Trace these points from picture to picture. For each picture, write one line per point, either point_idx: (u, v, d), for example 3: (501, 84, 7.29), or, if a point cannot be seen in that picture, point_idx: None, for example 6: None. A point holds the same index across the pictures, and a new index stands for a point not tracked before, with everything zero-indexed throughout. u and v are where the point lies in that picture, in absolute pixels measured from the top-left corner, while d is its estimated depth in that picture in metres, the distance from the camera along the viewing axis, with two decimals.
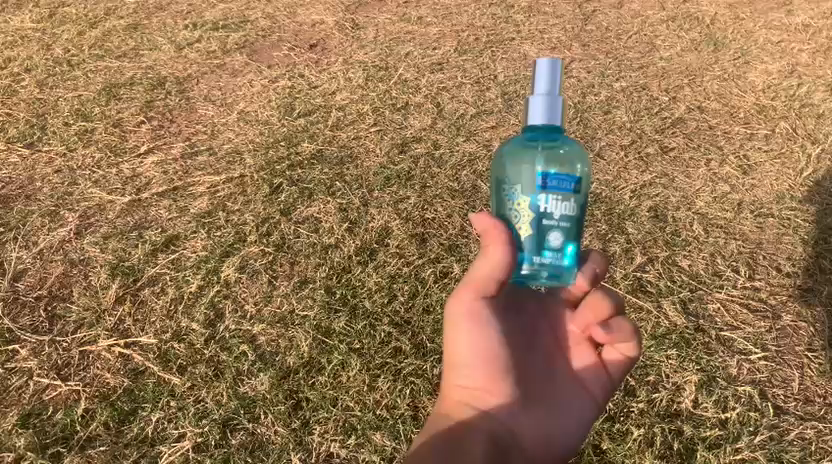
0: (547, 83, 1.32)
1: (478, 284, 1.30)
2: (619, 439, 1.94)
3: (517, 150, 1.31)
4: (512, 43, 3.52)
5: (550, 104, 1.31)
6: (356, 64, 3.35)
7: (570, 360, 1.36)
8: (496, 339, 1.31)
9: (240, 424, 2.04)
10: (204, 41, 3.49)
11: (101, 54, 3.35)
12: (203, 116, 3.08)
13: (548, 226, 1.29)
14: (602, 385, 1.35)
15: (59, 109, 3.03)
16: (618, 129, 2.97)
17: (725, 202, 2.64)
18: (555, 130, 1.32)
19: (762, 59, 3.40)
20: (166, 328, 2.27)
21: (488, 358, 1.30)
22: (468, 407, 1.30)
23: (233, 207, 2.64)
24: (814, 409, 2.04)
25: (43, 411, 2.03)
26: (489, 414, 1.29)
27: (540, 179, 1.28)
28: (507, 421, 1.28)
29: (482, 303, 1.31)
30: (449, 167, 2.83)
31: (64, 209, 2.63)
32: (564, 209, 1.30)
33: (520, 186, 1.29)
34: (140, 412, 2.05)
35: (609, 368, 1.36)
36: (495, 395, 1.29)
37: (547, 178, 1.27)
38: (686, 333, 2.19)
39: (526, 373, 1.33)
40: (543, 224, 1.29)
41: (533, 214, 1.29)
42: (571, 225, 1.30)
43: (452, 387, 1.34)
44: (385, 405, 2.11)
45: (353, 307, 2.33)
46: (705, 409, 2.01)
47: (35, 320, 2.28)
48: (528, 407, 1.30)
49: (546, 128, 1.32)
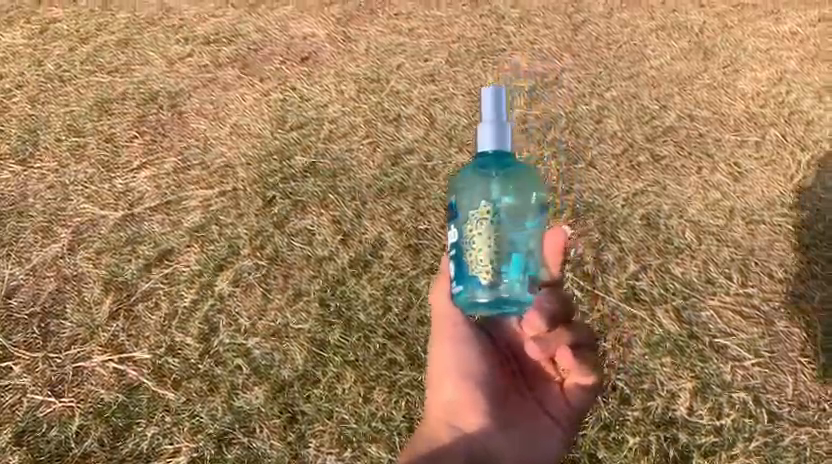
0: (493, 111, 1.66)
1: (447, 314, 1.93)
2: (615, 447, 2.14)
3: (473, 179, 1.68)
4: (503, 54, 3.27)
5: (496, 132, 1.65)
6: (347, 77, 3.16)
7: (537, 389, 1.87)
8: (471, 362, 1.89)
9: (235, 438, 2.20)
10: (196, 55, 3.16)
11: (93, 69, 3.10)
12: (196, 130, 2.97)
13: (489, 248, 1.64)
14: (559, 408, 1.86)
15: (52, 124, 2.96)
16: (610, 138, 3.06)
17: (717, 209, 2.53)
18: (504, 155, 1.66)
19: (751, 67, 3.30)
20: (161, 342, 2.32)
21: (464, 384, 1.88)
22: (452, 427, 1.87)
23: (225, 221, 2.73)
24: (809, 415, 2.20)
25: (37, 428, 2.20)
26: (464, 427, 1.85)
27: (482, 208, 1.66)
28: (480, 438, 1.85)
29: (460, 336, 1.91)
30: (442, 179, 2.89)
31: (58, 225, 2.69)
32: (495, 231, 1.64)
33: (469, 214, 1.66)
34: (136, 427, 2.21)
35: (565, 396, 1.86)
36: (469, 413, 1.86)
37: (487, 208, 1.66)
38: (680, 339, 2.28)
39: (496, 396, 1.87)
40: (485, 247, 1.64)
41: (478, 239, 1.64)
42: (506, 248, 1.65)
43: (441, 403, 1.94)
44: (380, 417, 2.25)
45: (348, 320, 2.36)
46: (701, 416, 2.17)
47: (29, 336, 2.33)
48: (496, 424, 1.85)
49: (496, 154, 1.65)
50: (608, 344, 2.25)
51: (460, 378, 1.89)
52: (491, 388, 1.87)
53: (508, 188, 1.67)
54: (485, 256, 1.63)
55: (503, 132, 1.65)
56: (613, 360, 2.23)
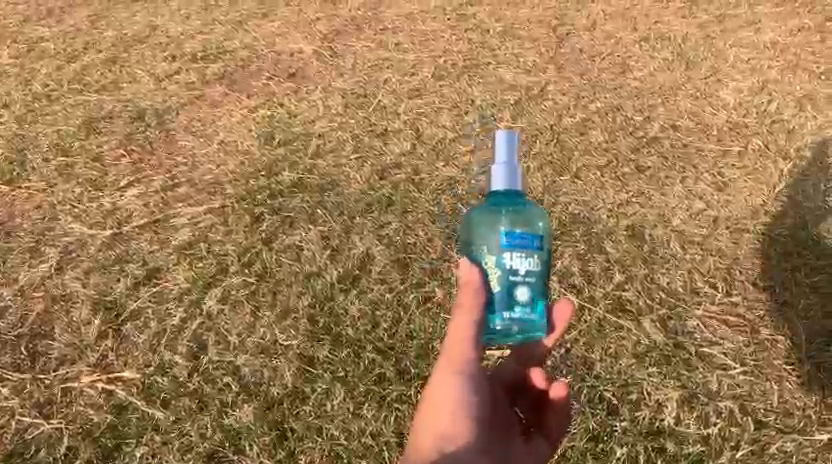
0: (504, 154, 1.59)
1: (464, 332, 1.51)
2: (604, 458, 2.03)
3: (488, 215, 1.53)
4: (487, 67, 3.53)
5: (509, 173, 1.57)
6: (335, 92, 3.37)
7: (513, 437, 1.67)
8: (473, 394, 1.56)
9: (226, 456, 2.10)
10: (183, 72, 3.51)
11: (80, 88, 3.39)
12: (184, 147, 3.11)
13: (516, 282, 1.50)
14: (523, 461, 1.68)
15: (39, 144, 3.07)
16: (595, 150, 3.03)
17: (701, 219, 2.68)
18: (514, 193, 1.57)
19: (733, 78, 3.47)
20: (150, 362, 2.28)
21: (462, 414, 1.54)
22: (437, 450, 1.50)
23: (215, 238, 2.65)
24: (794, 422, 2.09)
25: (26, 450, 2.10)
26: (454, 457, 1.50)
27: (505, 240, 1.50)
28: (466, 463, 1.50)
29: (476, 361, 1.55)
30: (429, 191, 2.85)
31: (45, 244, 2.65)
32: (546, 267, 1.54)
33: (490, 249, 1.51)
34: (125, 447, 2.09)
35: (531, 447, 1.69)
36: (459, 442, 1.52)
37: (512, 239, 1.50)
38: (666, 350, 2.22)
39: (486, 432, 1.58)
40: (511, 280, 1.50)
41: (503, 272, 1.49)
42: (538, 282, 1.52)
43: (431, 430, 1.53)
44: (370, 432, 2.15)
45: (337, 335, 2.34)
46: (687, 425, 2.07)
47: (17, 358, 2.31)
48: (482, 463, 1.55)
49: (506, 193, 1.57)
50: (595, 356, 2.20)
51: (456, 394, 1.54)
52: (483, 421, 1.58)
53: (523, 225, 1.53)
54: (525, 290, 1.50)
55: (513, 175, 1.58)
56: (598, 371, 2.17)
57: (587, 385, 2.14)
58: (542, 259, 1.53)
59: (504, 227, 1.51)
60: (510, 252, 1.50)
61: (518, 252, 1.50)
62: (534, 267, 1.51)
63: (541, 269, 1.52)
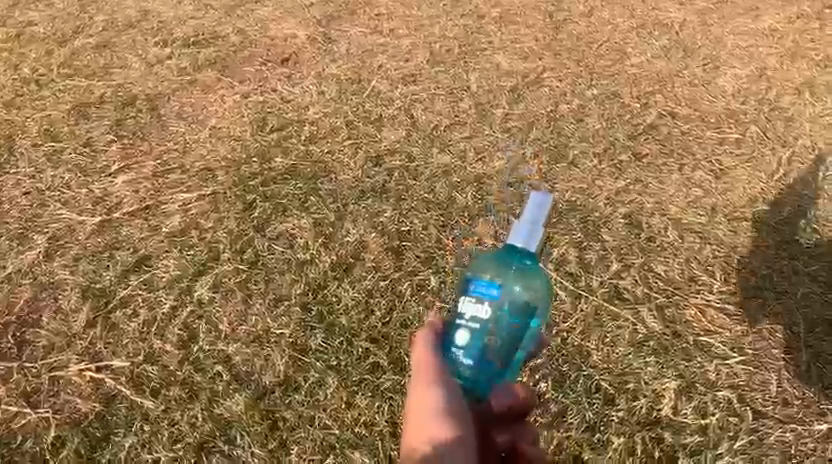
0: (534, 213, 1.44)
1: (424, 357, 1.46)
2: (601, 448, 1.92)
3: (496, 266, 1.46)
4: (484, 53, 3.49)
5: (532, 231, 1.44)
6: (329, 78, 3.34)
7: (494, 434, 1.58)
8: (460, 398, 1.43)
9: (216, 446, 2.00)
10: (175, 57, 3.47)
11: (70, 73, 3.35)
12: (175, 133, 3.07)
13: (478, 328, 1.39)
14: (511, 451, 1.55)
15: (28, 130, 3.04)
16: (593, 137, 3.00)
17: (699, 207, 2.65)
18: (528, 255, 1.45)
19: (731, 65, 3.43)
20: (139, 351, 2.22)
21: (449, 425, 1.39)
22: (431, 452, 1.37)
23: (206, 225, 2.61)
24: (793, 412, 2.00)
25: (12, 441, 2.01)
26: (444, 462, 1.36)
27: (484, 285, 1.41)
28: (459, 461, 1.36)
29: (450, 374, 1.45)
30: (424, 179, 2.80)
31: (33, 231, 2.62)
32: (518, 335, 1.41)
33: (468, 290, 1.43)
34: (114, 437, 2.01)
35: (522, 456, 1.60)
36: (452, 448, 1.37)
37: (489, 287, 1.40)
38: (663, 339, 2.16)
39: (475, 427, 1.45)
40: (474, 327, 1.39)
41: (471, 317, 1.40)
42: (504, 340, 1.40)
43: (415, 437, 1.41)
44: (363, 422, 2.06)
45: (330, 324, 2.29)
46: (686, 416, 1.98)
47: (4, 346, 2.24)
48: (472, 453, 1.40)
49: (522, 251, 1.44)
50: (592, 345, 2.14)
51: (435, 404, 1.41)
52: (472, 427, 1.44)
53: (521, 282, 1.44)
54: (486, 342, 1.39)
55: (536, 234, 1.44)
56: (595, 360, 2.10)
57: (582, 375, 2.07)
58: (515, 319, 1.40)
59: (498, 279, 1.42)
60: (477, 299, 1.40)
61: (487, 303, 1.39)
62: (499, 323, 1.39)
63: (505, 329, 1.39)
